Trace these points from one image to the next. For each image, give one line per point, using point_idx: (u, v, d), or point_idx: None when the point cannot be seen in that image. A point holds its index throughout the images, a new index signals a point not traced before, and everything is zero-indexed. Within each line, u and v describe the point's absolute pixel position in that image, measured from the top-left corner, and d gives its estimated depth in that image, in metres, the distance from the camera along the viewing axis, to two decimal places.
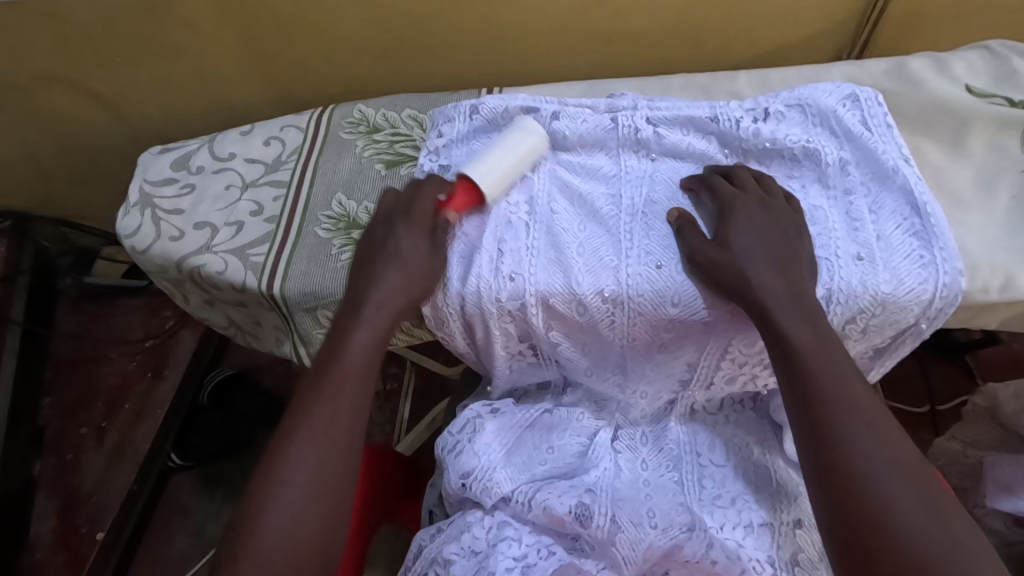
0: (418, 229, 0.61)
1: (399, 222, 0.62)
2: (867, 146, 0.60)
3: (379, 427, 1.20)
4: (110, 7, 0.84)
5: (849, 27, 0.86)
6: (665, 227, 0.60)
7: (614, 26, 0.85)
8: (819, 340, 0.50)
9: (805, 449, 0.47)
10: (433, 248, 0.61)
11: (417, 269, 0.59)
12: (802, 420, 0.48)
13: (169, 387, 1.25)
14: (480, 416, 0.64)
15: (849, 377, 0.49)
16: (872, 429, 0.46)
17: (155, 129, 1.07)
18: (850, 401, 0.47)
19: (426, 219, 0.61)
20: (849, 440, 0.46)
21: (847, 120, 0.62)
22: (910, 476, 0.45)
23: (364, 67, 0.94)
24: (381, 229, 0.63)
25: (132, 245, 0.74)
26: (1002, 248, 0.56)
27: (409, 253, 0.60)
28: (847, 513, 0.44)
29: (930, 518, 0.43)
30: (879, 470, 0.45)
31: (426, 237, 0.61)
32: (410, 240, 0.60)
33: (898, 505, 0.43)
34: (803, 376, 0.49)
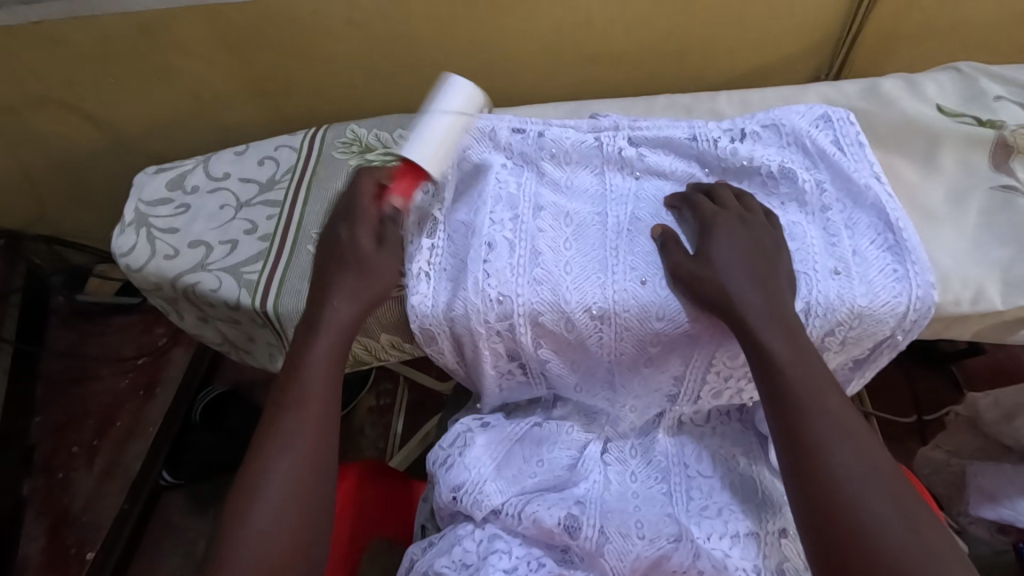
0: (365, 227, 0.64)
1: (347, 225, 0.64)
2: (840, 165, 0.63)
3: (372, 443, 1.20)
4: (106, 32, 0.86)
5: (826, 49, 0.89)
6: (649, 244, 0.62)
7: (600, 48, 0.88)
8: (797, 353, 0.51)
9: (786, 459, 0.49)
10: (379, 246, 0.63)
11: (369, 270, 0.62)
12: (782, 431, 0.49)
13: (161, 406, 1.25)
14: (470, 429, 0.65)
15: (827, 388, 0.50)
16: (848, 440, 0.48)
17: (149, 149, 1.08)
18: (827, 412, 0.49)
19: (371, 217, 0.64)
20: (827, 449, 0.47)
21: (821, 141, 0.64)
22: (885, 482, 0.46)
23: (356, 88, 0.96)
24: (328, 232, 0.66)
25: (127, 263, 0.75)
26: (972, 263, 0.58)
27: (365, 254, 0.62)
28: (826, 519, 0.45)
29: (905, 522, 0.44)
30: (855, 479, 0.46)
31: (372, 236, 0.63)
32: (361, 238, 0.63)
33: (875, 510, 0.45)
34: (783, 388, 0.50)
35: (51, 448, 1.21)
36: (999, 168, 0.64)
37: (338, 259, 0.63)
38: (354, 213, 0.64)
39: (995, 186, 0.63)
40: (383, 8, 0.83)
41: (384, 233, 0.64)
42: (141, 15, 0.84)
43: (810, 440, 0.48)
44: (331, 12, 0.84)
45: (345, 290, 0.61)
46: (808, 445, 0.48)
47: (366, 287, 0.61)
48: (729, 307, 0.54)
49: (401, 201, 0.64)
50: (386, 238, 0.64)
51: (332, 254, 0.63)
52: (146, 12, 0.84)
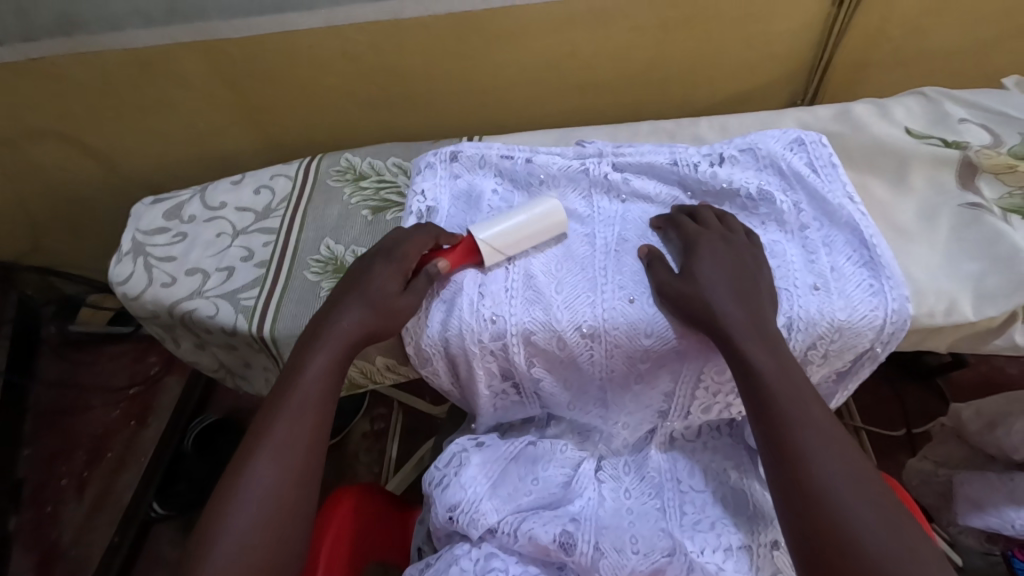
0: (398, 271, 0.63)
1: (379, 259, 0.64)
2: (814, 186, 0.65)
3: (367, 468, 1.20)
4: (105, 67, 0.89)
5: (801, 75, 0.93)
6: (636, 263, 0.64)
7: (585, 77, 0.92)
8: (781, 366, 0.53)
9: (772, 466, 0.51)
10: (406, 291, 0.62)
11: (384, 312, 0.61)
12: (768, 440, 0.51)
13: (155, 434, 1.25)
14: (465, 449, 0.66)
15: (812, 400, 0.52)
16: (833, 450, 0.49)
17: (145, 179, 1.10)
18: (811, 421, 0.51)
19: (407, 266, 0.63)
20: (812, 456, 0.49)
21: (795, 164, 0.68)
22: (867, 488, 0.48)
23: (351, 117, 0.98)
24: (359, 267, 0.65)
25: (124, 291, 0.76)
26: (944, 277, 0.61)
27: (387, 296, 0.62)
28: (812, 524, 0.47)
29: (887, 526, 0.46)
30: (839, 485, 0.48)
31: (401, 281, 0.62)
32: (389, 277, 0.62)
33: (859, 514, 0.46)
34: (769, 398, 0.52)
35: (38, 481, 1.18)
36: (966, 187, 0.66)
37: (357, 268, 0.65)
38: (394, 255, 0.63)
39: (964, 204, 0.65)
40: (376, 42, 0.86)
41: (416, 280, 0.63)
42: (140, 50, 0.86)
43: (794, 447, 0.50)
44: (324, 46, 0.87)
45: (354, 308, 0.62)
46: (791, 451, 0.50)
47: (370, 325, 0.61)
48: (712, 322, 0.56)
49: (445, 267, 0.63)
50: (415, 285, 0.63)
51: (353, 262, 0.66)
52: (145, 47, 0.86)
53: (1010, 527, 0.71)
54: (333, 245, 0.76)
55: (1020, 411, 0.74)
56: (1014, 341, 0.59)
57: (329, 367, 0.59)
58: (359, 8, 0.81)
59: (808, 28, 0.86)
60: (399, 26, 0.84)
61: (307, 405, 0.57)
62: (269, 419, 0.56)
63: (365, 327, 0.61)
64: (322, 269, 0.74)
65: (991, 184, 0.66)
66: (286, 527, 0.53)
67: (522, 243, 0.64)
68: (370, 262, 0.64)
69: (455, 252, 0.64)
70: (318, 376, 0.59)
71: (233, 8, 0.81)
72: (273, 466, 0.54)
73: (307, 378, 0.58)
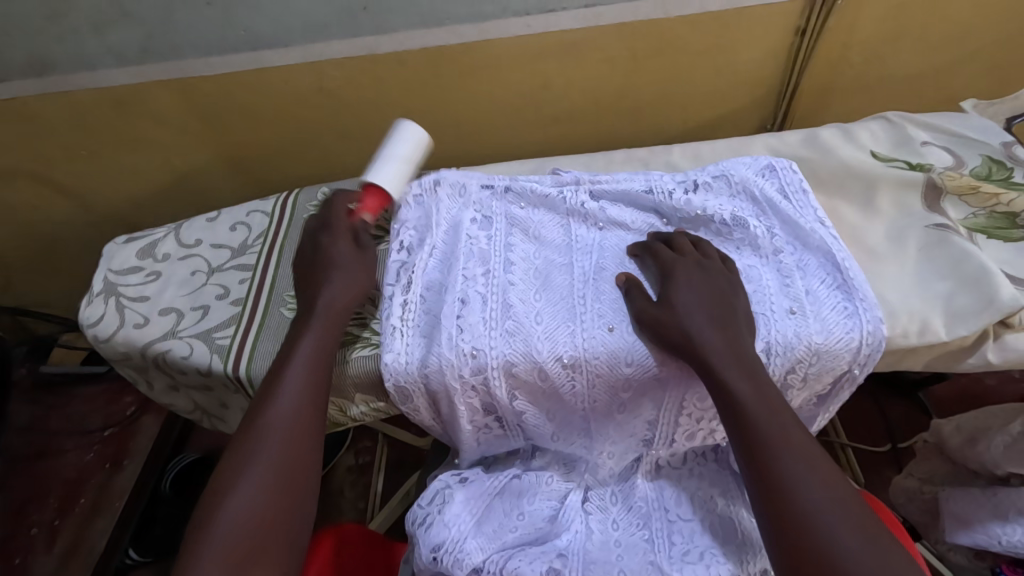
0: (342, 237, 0.69)
1: (322, 236, 0.70)
2: (786, 213, 0.67)
3: (352, 504, 1.17)
4: (78, 104, 0.88)
5: (769, 102, 0.96)
6: (614, 291, 0.64)
7: (560, 107, 0.93)
8: (759, 394, 0.53)
9: (754, 491, 0.50)
10: (359, 248, 0.70)
11: (360, 263, 0.68)
12: (749, 467, 0.51)
13: (130, 475, 1.20)
14: (449, 486, 0.65)
15: (789, 422, 0.52)
16: (813, 469, 0.49)
17: (121, 218, 1.09)
18: (791, 447, 0.50)
19: (347, 230, 0.70)
20: (796, 483, 0.49)
21: (767, 190, 0.69)
22: (854, 515, 0.47)
23: (329, 151, 0.99)
24: (308, 245, 0.70)
25: (95, 334, 0.74)
26: (915, 295, 0.61)
27: (347, 256, 0.67)
28: (800, 556, 0.46)
29: (875, 554, 0.45)
30: (821, 505, 0.47)
31: (352, 241, 0.69)
32: (343, 241, 0.69)
33: (846, 543, 0.46)
34: (748, 424, 0.52)
35: (9, 531, 1.14)
36: (933, 209, 0.68)
37: (320, 262, 0.67)
38: (334, 226, 0.70)
39: (931, 225, 0.66)
40: (352, 77, 0.87)
41: (361, 240, 0.70)
42: (113, 88, 0.86)
43: (778, 474, 0.49)
44: (300, 82, 0.87)
45: (337, 283, 0.65)
46: (776, 478, 0.49)
47: (351, 287, 0.65)
48: (690, 350, 0.56)
49: (370, 218, 0.71)
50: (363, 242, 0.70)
51: (316, 260, 0.68)
52: (119, 86, 0.86)
53: (997, 544, 0.71)
54: None
55: (998, 427, 0.74)
56: (988, 359, 0.60)
57: (305, 395, 0.58)
58: (335, 44, 0.82)
59: (774, 56, 0.88)
60: (375, 61, 0.85)
61: (283, 437, 0.55)
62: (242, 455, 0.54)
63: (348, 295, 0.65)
64: None
65: (957, 206, 0.68)
66: (263, 565, 0.49)
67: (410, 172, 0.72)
68: (315, 238, 0.70)
69: (371, 204, 0.71)
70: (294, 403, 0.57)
71: (207, 46, 0.82)
72: (257, 493, 0.52)
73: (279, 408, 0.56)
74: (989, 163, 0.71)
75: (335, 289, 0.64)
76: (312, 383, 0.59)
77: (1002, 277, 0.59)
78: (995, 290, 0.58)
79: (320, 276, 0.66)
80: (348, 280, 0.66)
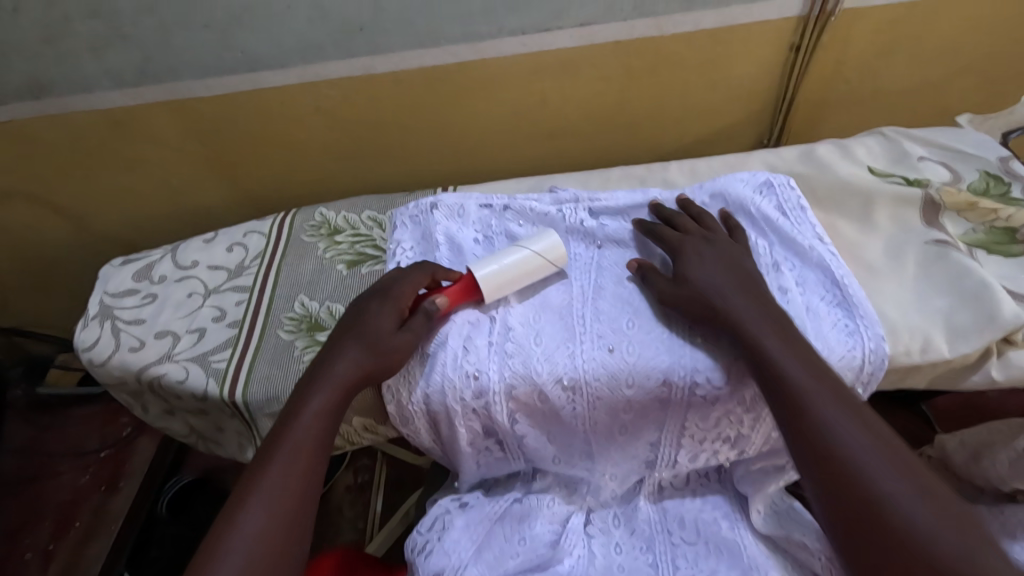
0: (393, 311, 0.62)
1: (374, 301, 0.63)
2: (782, 230, 0.66)
3: (350, 524, 1.15)
4: (76, 126, 0.89)
5: (764, 118, 0.96)
6: (614, 309, 0.64)
7: (556, 125, 0.93)
8: (801, 357, 0.55)
9: (807, 462, 0.51)
10: (401, 330, 0.61)
11: (380, 353, 0.59)
12: (796, 427, 0.52)
13: (125, 498, 1.18)
14: (449, 511, 0.64)
15: (831, 383, 0.53)
16: (857, 422, 0.51)
17: (117, 238, 1.09)
18: (834, 400, 0.52)
19: (402, 304, 0.62)
20: (863, 469, 0.49)
21: (764, 208, 0.69)
22: (896, 454, 0.50)
23: (326, 170, 0.99)
24: (355, 311, 0.64)
25: (89, 358, 0.73)
26: (917, 313, 0.61)
27: (384, 334, 0.60)
28: (859, 509, 0.48)
29: (948, 521, 0.46)
30: (869, 454, 0.49)
31: (397, 318, 0.62)
32: (386, 317, 0.62)
33: (918, 518, 0.47)
34: (795, 396, 0.53)
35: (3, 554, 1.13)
36: (931, 225, 0.68)
37: (354, 334, 0.62)
38: (391, 294, 0.63)
39: (929, 241, 0.66)
40: (349, 97, 0.87)
41: (414, 320, 0.62)
42: (112, 110, 0.87)
43: (845, 463, 0.49)
44: (297, 102, 0.87)
45: (352, 356, 0.60)
46: (842, 468, 0.49)
47: (368, 364, 0.59)
48: (728, 328, 0.58)
49: (444, 303, 0.63)
50: (414, 324, 0.62)
51: (352, 325, 0.63)
52: (118, 108, 0.86)
53: None
54: (307, 302, 0.74)
55: (1003, 442, 0.73)
56: (992, 377, 0.59)
57: (301, 456, 0.55)
58: (332, 65, 0.83)
59: (768, 72, 0.89)
60: (372, 81, 0.85)
61: (276, 506, 0.53)
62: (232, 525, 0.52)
63: (361, 371, 0.59)
64: (296, 327, 0.72)
65: (955, 221, 0.68)
66: None
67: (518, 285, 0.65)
68: (367, 301, 0.64)
69: (454, 289, 0.64)
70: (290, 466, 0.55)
71: (203, 67, 0.82)
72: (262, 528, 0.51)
73: (275, 470, 0.54)
74: (987, 178, 0.71)
75: (348, 361, 0.60)
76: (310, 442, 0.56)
77: (1003, 293, 0.59)
78: (996, 306, 0.58)
79: (346, 340, 0.61)
80: (358, 362, 0.59)
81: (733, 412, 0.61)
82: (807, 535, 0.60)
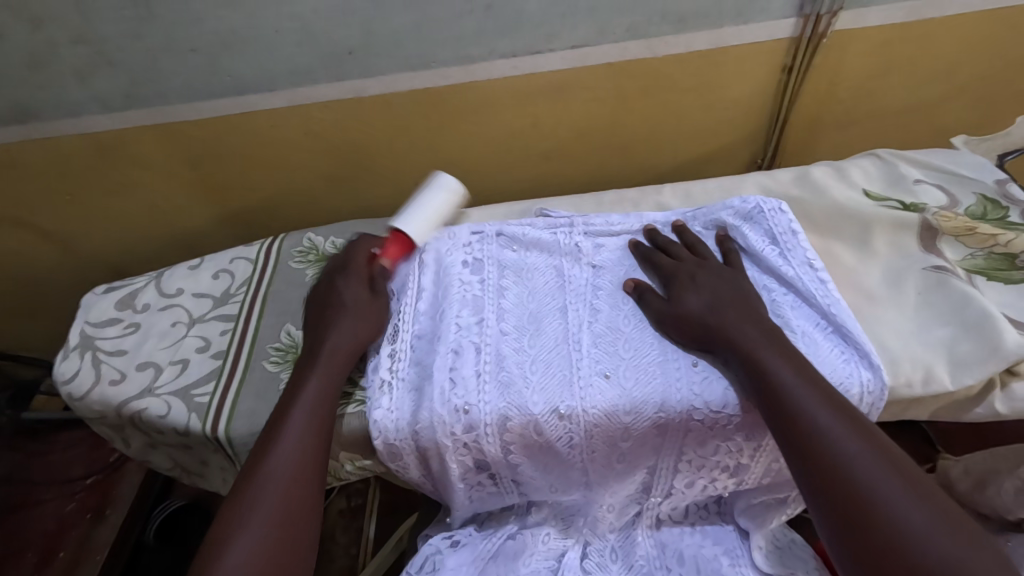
0: (357, 280, 0.68)
1: (337, 277, 0.68)
2: (769, 261, 0.65)
3: (343, 550, 1.12)
4: (61, 150, 0.87)
5: (759, 138, 0.95)
6: (610, 337, 0.63)
7: (549, 146, 0.92)
8: (793, 365, 0.53)
9: (798, 468, 0.49)
10: (374, 293, 0.67)
11: (366, 314, 0.65)
12: (783, 433, 0.50)
13: (111, 528, 1.13)
14: (439, 551, 0.62)
15: (824, 390, 0.51)
16: (850, 428, 0.48)
17: (105, 262, 1.07)
18: (822, 406, 0.50)
19: (363, 272, 0.68)
20: (851, 466, 0.46)
21: (750, 238, 0.67)
22: (891, 463, 0.46)
23: (316, 193, 0.97)
24: (322, 288, 0.69)
25: (69, 392, 0.71)
26: (918, 343, 0.60)
27: (360, 300, 0.66)
28: (850, 519, 0.45)
29: (947, 527, 0.43)
30: (861, 459, 0.46)
31: (368, 287, 0.67)
32: (356, 287, 0.67)
33: (912, 518, 0.43)
34: (783, 402, 0.51)
35: None
36: (929, 250, 0.67)
37: (333, 308, 0.65)
38: (349, 269, 0.68)
39: (928, 267, 0.65)
40: (339, 120, 0.86)
41: (378, 283, 0.68)
42: (98, 134, 0.85)
43: (833, 462, 0.47)
44: (285, 125, 0.86)
45: (344, 328, 0.63)
46: (829, 467, 0.47)
47: (360, 333, 0.63)
48: (717, 335, 0.57)
49: (391, 263, 0.70)
50: (379, 286, 0.68)
51: (327, 302, 0.66)
52: (104, 132, 0.85)
53: None
54: (293, 331, 0.73)
55: (1007, 470, 0.72)
56: (995, 410, 0.58)
57: (301, 460, 0.53)
58: (321, 88, 0.81)
59: (763, 92, 0.88)
60: (361, 103, 0.84)
61: (278, 511, 0.50)
62: (231, 536, 0.49)
63: (359, 339, 0.63)
64: (282, 358, 0.70)
65: (953, 247, 0.67)
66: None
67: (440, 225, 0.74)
68: (329, 281, 0.69)
69: (393, 248, 0.71)
70: (290, 469, 0.52)
71: (190, 90, 0.81)
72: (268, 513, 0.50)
73: (277, 462, 0.53)
74: (984, 203, 0.70)
75: (344, 332, 0.63)
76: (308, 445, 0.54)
77: (1005, 322, 0.58)
78: (998, 336, 0.57)
79: (331, 317, 0.64)
80: (353, 330, 0.63)
81: (732, 443, 0.59)
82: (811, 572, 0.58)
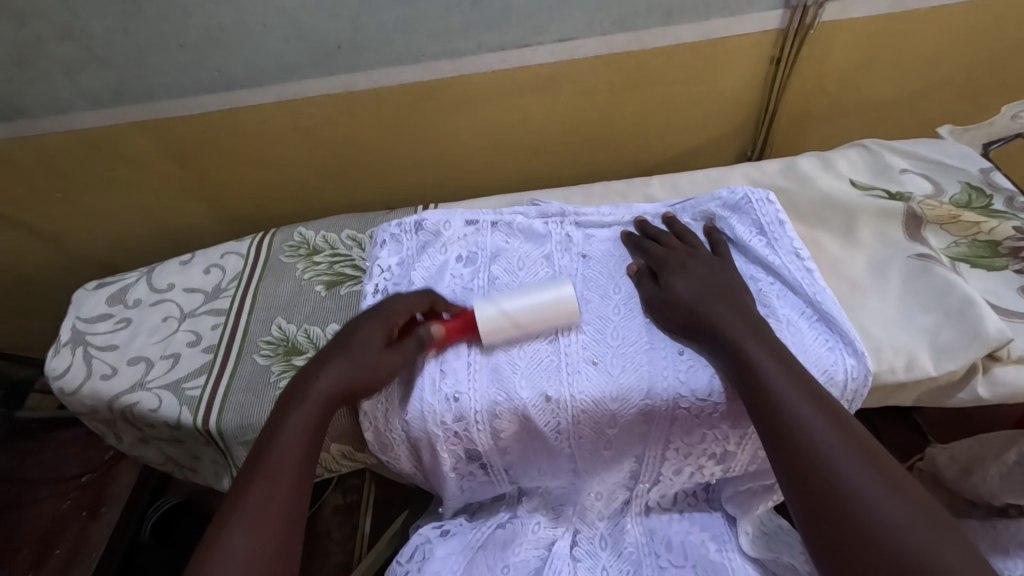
0: (382, 328, 0.60)
1: (364, 317, 0.62)
2: (755, 250, 0.65)
3: (339, 545, 1.12)
4: (52, 147, 0.87)
5: (748, 131, 0.96)
6: (599, 321, 0.63)
7: (540, 139, 0.93)
8: (774, 356, 0.53)
9: (777, 461, 0.49)
10: (389, 348, 0.59)
11: (363, 367, 0.58)
12: (766, 427, 0.50)
13: (106, 527, 1.13)
14: (429, 540, 0.63)
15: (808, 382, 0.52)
16: (828, 419, 0.49)
17: (97, 260, 1.07)
18: (801, 398, 0.50)
19: (391, 321, 0.61)
20: (828, 458, 0.47)
21: (737, 228, 0.67)
22: (866, 455, 0.47)
23: (307, 188, 0.97)
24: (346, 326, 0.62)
25: (60, 387, 0.71)
26: (902, 330, 0.60)
27: (370, 352, 0.59)
28: (828, 512, 0.45)
29: (921, 518, 0.44)
30: (838, 452, 0.47)
31: (384, 335, 0.60)
32: (373, 335, 0.60)
33: (887, 511, 0.44)
34: (767, 399, 0.51)
35: None
36: (914, 239, 0.67)
37: (343, 349, 0.60)
38: (382, 311, 0.61)
39: (913, 255, 0.66)
40: (329, 116, 0.86)
41: (403, 342, 0.60)
42: (89, 131, 0.85)
43: (810, 452, 0.47)
44: (276, 121, 0.86)
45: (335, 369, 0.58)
46: (807, 457, 0.47)
47: (349, 381, 0.57)
48: (702, 323, 0.57)
49: (438, 331, 0.61)
50: (402, 346, 0.60)
51: (341, 339, 0.61)
52: (94, 129, 0.85)
53: None
54: (284, 325, 0.73)
55: (993, 456, 0.73)
56: (978, 394, 0.58)
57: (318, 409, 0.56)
58: (310, 83, 0.82)
59: (750, 85, 0.89)
60: (351, 98, 0.84)
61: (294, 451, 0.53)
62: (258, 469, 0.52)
63: (344, 384, 0.57)
64: (273, 351, 0.71)
65: (938, 235, 0.67)
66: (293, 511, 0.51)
67: (524, 326, 0.61)
68: (359, 318, 0.62)
69: (453, 323, 0.62)
70: (310, 412, 0.56)
71: (178, 87, 0.81)
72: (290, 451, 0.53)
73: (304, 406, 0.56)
74: (969, 191, 0.71)
75: (336, 371, 0.58)
76: (304, 442, 0.54)
77: (988, 308, 0.58)
78: (981, 322, 0.57)
79: (332, 354, 0.59)
80: (341, 376, 0.58)
81: (719, 431, 0.59)
82: (795, 557, 0.60)
